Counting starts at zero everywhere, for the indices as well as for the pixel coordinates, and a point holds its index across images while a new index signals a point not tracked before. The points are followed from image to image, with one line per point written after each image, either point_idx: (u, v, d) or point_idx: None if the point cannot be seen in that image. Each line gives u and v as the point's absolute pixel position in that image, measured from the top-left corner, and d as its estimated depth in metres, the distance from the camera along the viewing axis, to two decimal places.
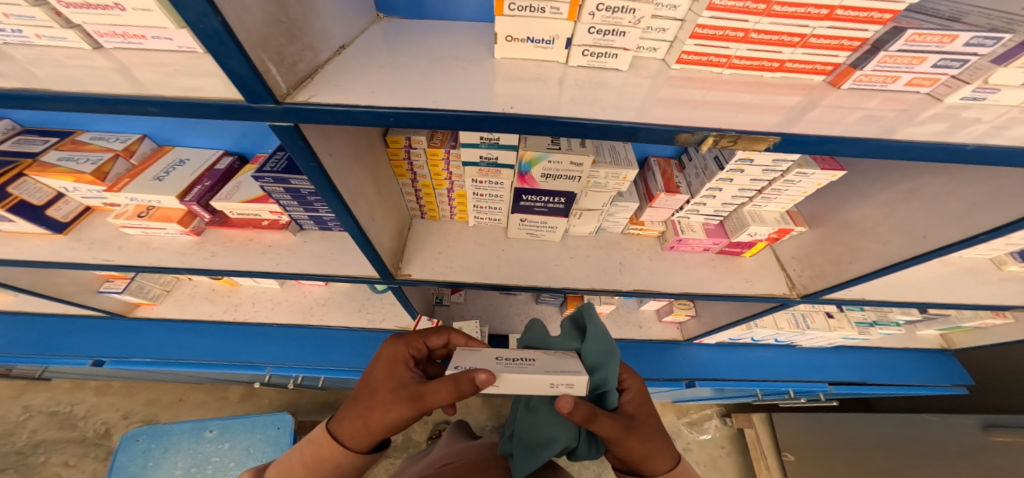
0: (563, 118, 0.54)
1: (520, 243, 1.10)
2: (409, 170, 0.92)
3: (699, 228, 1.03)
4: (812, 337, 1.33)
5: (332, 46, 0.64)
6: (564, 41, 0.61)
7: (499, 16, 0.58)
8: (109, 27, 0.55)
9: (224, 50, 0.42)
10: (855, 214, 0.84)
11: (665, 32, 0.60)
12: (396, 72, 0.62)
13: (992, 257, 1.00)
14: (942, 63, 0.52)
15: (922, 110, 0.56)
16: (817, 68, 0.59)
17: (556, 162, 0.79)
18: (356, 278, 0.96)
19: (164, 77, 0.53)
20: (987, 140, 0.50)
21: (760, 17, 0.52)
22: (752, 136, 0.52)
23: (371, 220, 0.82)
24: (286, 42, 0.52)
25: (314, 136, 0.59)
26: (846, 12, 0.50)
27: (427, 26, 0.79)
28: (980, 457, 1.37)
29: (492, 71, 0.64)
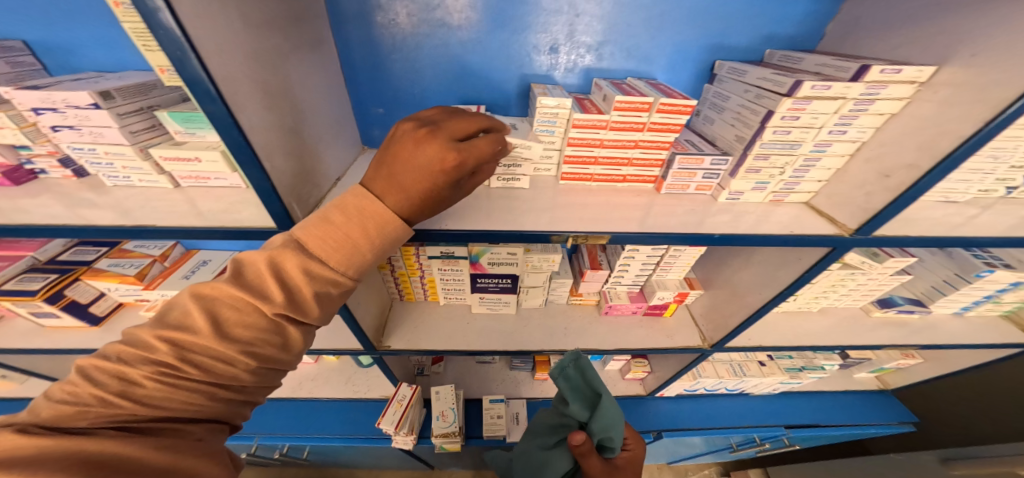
0: (479, 232, 0.78)
1: (483, 316, 1.31)
2: (389, 263, 1.15)
3: (624, 294, 1.26)
4: (754, 384, 1.47)
5: (330, 179, 0.90)
6: None
7: None
8: (189, 172, 0.82)
9: (268, 199, 0.67)
10: (729, 277, 1.09)
11: (551, 158, 0.92)
12: None
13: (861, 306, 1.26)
14: (707, 175, 0.86)
15: (716, 204, 0.88)
16: (646, 179, 0.91)
17: (497, 253, 1.04)
18: (344, 351, 1.15)
19: (218, 209, 0.80)
20: (753, 231, 0.78)
21: (598, 150, 0.85)
22: (594, 235, 0.77)
23: (356, 303, 1.03)
24: (305, 187, 0.77)
25: None
26: (647, 147, 0.84)
27: None
28: None
29: None
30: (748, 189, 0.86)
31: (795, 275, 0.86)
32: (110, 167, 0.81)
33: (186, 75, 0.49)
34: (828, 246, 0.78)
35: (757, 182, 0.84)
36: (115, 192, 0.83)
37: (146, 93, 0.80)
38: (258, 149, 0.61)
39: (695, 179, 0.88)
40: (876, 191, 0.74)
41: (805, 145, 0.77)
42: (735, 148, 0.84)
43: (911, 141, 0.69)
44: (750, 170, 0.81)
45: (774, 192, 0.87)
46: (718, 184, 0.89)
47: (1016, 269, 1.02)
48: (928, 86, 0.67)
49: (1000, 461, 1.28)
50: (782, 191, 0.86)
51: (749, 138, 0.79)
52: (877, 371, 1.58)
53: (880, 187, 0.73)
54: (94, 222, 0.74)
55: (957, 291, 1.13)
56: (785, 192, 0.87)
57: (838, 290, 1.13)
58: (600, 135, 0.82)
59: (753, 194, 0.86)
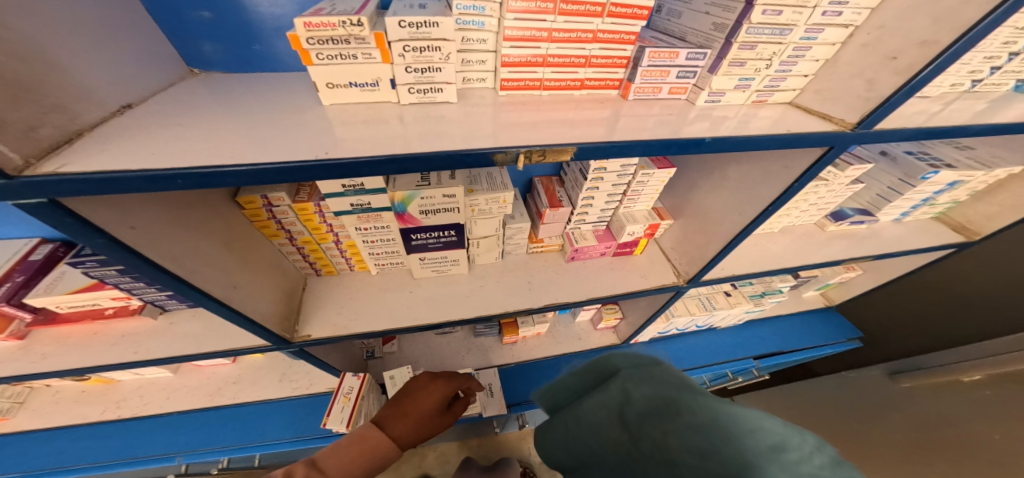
0: (373, 157, 0.51)
1: (429, 282, 1.10)
2: (281, 229, 0.82)
3: (591, 235, 1.11)
4: (722, 317, 1.44)
5: (108, 108, 0.49)
6: (388, 83, 0.60)
7: (309, 66, 0.54)
8: None
9: None
10: (703, 202, 0.95)
11: (485, 63, 0.66)
12: (222, 121, 0.53)
13: (814, 221, 1.14)
14: (682, 74, 0.66)
15: (695, 110, 0.68)
16: (609, 83, 0.70)
17: (427, 198, 0.80)
18: (232, 352, 0.80)
19: None
20: (738, 133, 0.61)
21: (547, 44, 0.61)
22: (555, 148, 0.56)
23: (232, 287, 0.68)
24: (11, 109, 0.37)
25: (98, 207, 0.45)
26: (607, 36, 0.62)
27: (249, 79, 0.69)
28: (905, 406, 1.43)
29: (322, 119, 0.58)
30: (730, 90, 0.66)
31: (783, 187, 0.72)
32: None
33: None
34: (826, 145, 0.62)
35: (740, 79, 0.65)
36: None
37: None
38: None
39: (668, 80, 0.68)
40: (879, 77, 0.57)
41: (797, 30, 0.58)
42: (712, 41, 0.64)
43: (923, 11, 0.51)
44: (733, 63, 0.62)
45: (758, 91, 0.67)
46: (695, 85, 0.69)
47: (956, 168, 0.93)
48: None
49: (945, 370, 1.38)
50: (766, 89, 0.67)
51: (732, 23, 0.59)
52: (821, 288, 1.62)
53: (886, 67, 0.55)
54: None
55: (901, 197, 1.03)
56: (769, 92, 0.68)
57: (811, 209, 1.05)
58: (548, 23, 0.59)
59: (735, 95, 0.67)
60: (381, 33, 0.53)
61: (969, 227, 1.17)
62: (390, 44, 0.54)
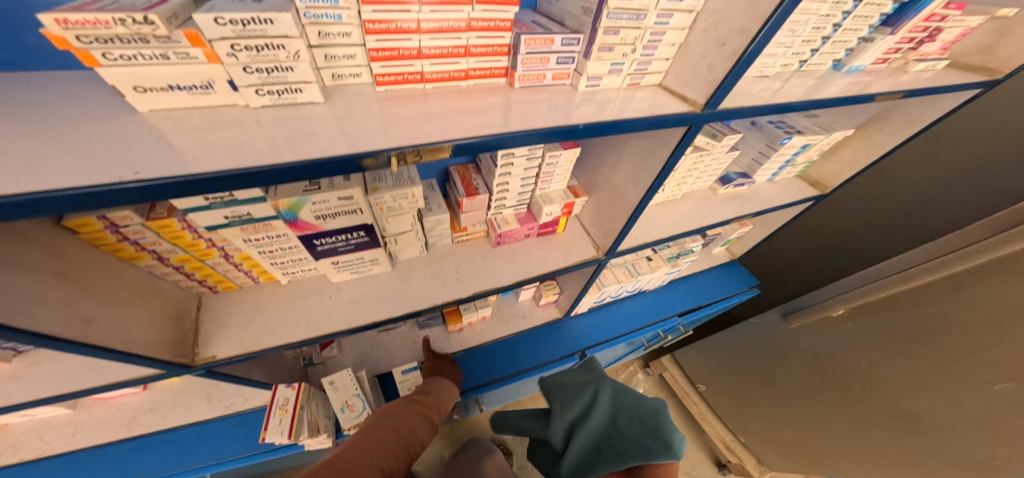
0: (215, 174, 0.47)
1: (351, 283, 1.07)
2: (143, 251, 0.74)
3: (513, 218, 1.14)
4: (647, 281, 1.56)
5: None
6: (227, 84, 0.54)
7: (97, 67, 0.46)
8: None
9: None
10: (609, 178, 1.01)
11: (354, 57, 0.61)
12: (10, 140, 0.45)
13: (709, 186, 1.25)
14: (560, 59, 0.66)
15: (577, 94, 0.70)
16: (495, 72, 0.68)
17: (321, 202, 0.77)
18: (109, 386, 0.72)
19: None
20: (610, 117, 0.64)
21: (418, 34, 0.59)
22: (430, 147, 0.55)
23: (85, 324, 0.61)
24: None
25: None
26: (481, 24, 0.60)
27: (54, 80, 0.58)
28: (798, 344, 1.70)
29: (152, 127, 0.51)
30: (606, 73, 0.68)
31: (663, 161, 0.78)
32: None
33: None
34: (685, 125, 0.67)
35: (612, 64, 0.67)
36: None
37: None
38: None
39: (550, 66, 0.68)
40: (715, 62, 0.62)
41: (650, 14, 0.61)
42: (583, 25, 0.65)
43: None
44: (602, 49, 0.63)
45: (630, 74, 0.70)
46: (576, 69, 0.70)
47: (806, 134, 1.06)
48: None
49: (818, 308, 1.62)
50: (636, 73, 0.70)
51: (596, 8, 0.61)
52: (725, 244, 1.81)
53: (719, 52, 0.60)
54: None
55: (769, 161, 1.15)
56: (640, 74, 0.71)
57: (705, 175, 1.14)
58: (414, 14, 0.56)
59: (612, 79, 0.69)
60: (195, 33, 0.47)
61: (821, 183, 1.36)
62: (211, 42, 0.48)
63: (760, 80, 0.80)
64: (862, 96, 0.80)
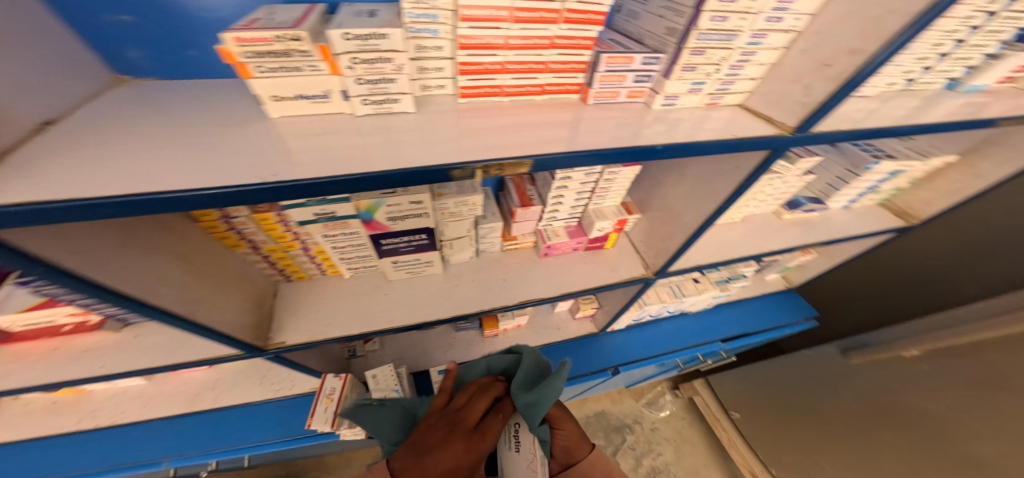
0: (326, 181, 0.51)
1: (403, 283, 1.11)
2: (242, 239, 0.80)
3: (562, 231, 1.14)
4: (692, 303, 1.50)
5: (26, 125, 0.47)
6: (340, 94, 0.59)
7: (249, 79, 0.53)
8: None
9: None
10: (665, 197, 0.99)
11: (442, 70, 0.65)
12: (151, 140, 0.51)
13: (772, 209, 1.19)
14: (638, 79, 0.65)
15: (652, 114, 0.68)
16: (569, 88, 0.69)
17: (395, 205, 0.81)
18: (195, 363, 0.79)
19: None
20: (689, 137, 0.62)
21: (504, 51, 0.60)
22: (512, 161, 0.56)
23: (194, 303, 0.68)
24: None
25: (24, 236, 0.43)
26: (564, 41, 0.60)
27: (191, 86, 0.66)
28: (854, 381, 1.58)
29: (277, 134, 0.57)
30: (683, 92, 0.67)
31: (733, 186, 0.76)
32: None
33: None
34: (768, 149, 0.65)
35: (692, 83, 0.66)
36: None
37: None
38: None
39: (626, 84, 0.67)
40: (814, 83, 0.60)
41: (742, 35, 0.60)
42: (666, 45, 0.64)
43: (853, 20, 0.54)
44: (684, 69, 0.62)
45: (709, 94, 0.69)
46: (652, 88, 0.69)
47: (896, 159, 1.00)
48: None
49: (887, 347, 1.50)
50: (716, 93, 0.69)
51: (682, 29, 0.59)
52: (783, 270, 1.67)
53: (819, 74, 0.59)
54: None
55: (848, 187, 1.09)
56: (721, 94, 0.69)
57: (770, 199, 1.08)
58: (502, 31, 0.57)
59: (689, 99, 0.68)
60: (326, 47, 0.52)
61: (909, 212, 1.27)
62: (339, 57, 0.53)
63: (853, 100, 0.76)
64: (976, 120, 0.74)
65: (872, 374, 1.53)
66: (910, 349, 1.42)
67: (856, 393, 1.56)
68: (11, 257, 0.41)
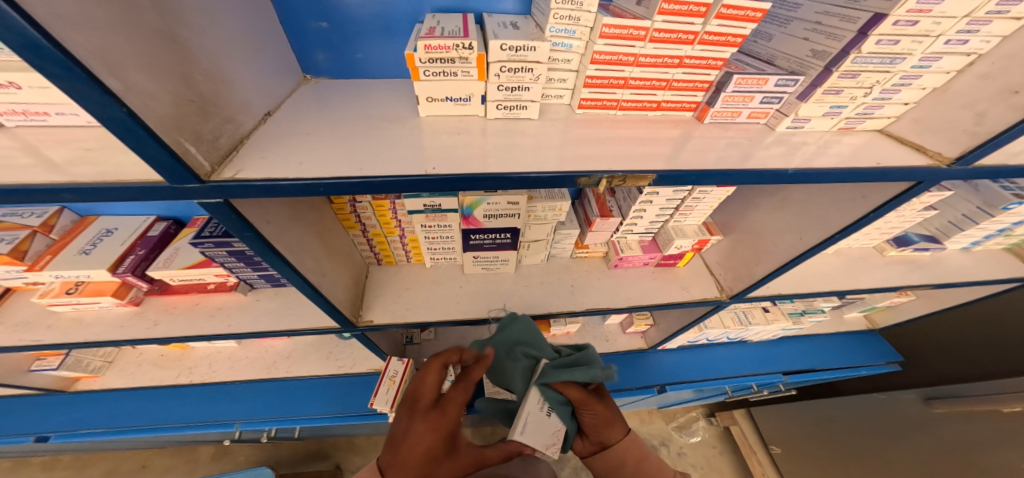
0: (477, 175, 0.60)
1: (477, 278, 1.16)
2: (358, 222, 0.96)
3: (636, 245, 1.12)
4: (757, 332, 1.44)
5: (256, 116, 0.62)
6: (479, 98, 0.70)
7: (417, 80, 0.65)
8: (9, 105, 0.54)
9: (135, 138, 0.41)
10: (754, 221, 0.96)
11: (566, 81, 0.70)
12: (326, 135, 0.64)
13: (875, 245, 1.12)
14: (765, 99, 0.64)
15: (774, 135, 0.67)
16: (685, 106, 0.69)
17: (494, 203, 0.87)
18: (309, 332, 0.95)
19: (77, 157, 0.50)
20: (820, 160, 0.60)
21: (631, 67, 0.62)
22: (637, 175, 0.59)
23: (320, 275, 0.83)
24: (204, 121, 0.50)
25: (248, 207, 0.58)
26: (692, 61, 0.61)
27: (359, 86, 0.80)
28: (933, 432, 1.47)
29: (418, 128, 0.70)
30: (817, 116, 0.65)
31: (856, 216, 0.71)
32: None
33: None
34: (914, 180, 0.61)
35: (832, 107, 0.63)
36: None
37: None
38: (85, 57, 0.35)
39: (749, 105, 0.66)
40: (992, 110, 0.57)
41: (910, 58, 0.57)
42: (808, 68, 0.62)
43: None
44: (828, 91, 0.60)
45: (848, 118, 0.66)
46: (778, 109, 0.67)
47: None
48: None
49: (981, 400, 1.35)
50: (857, 117, 0.66)
51: (836, 52, 0.58)
52: (869, 309, 1.51)
53: (1002, 100, 0.56)
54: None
55: (974, 227, 0.98)
56: (860, 119, 0.67)
57: (874, 233, 1.01)
58: (636, 49, 0.59)
59: (823, 122, 0.65)
60: (483, 55, 0.62)
61: None
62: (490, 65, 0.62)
63: None
64: None
65: (955, 426, 1.41)
66: (1013, 404, 1.25)
67: (934, 445, 1.45)
68: (240, 227, 0.57)
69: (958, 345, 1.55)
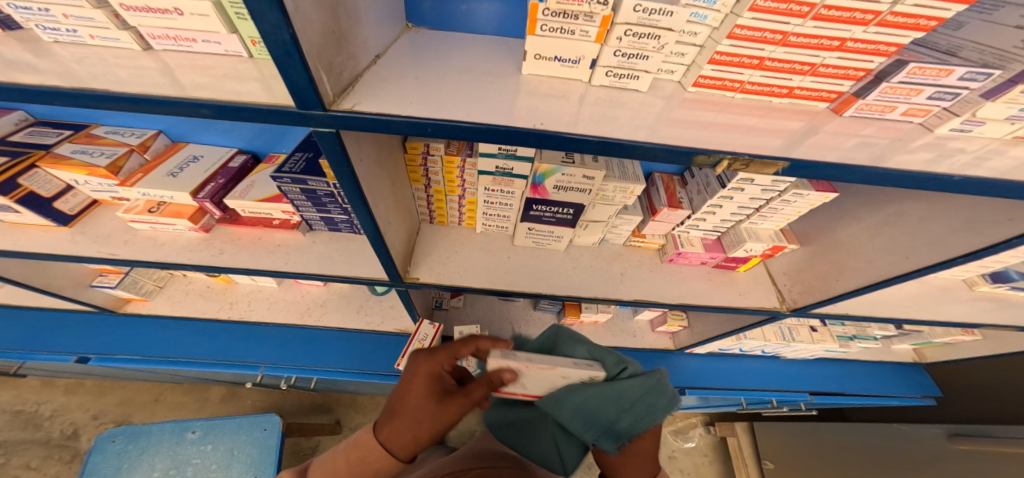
0: (590, 136, 0.58)
1: (526, 251, 1.14)
2: (424, 176, 0.95)
3: (698, 242, 1.08)
4: (795, 349, 1.40)
5: (369, 57, 0.66)
6: (588, 61, 0.65)
7: (531, 35, 0.62)
8: (163, 30, 0.59)
9: (288, 60, 0.45)
10: (844, 234, 0.92)
11: (683, 56, 0.65)
12: (421, 82, 0.65)
13: (965, 278, 1.05)
14: (936, 95, 0.57)
15: (920, 140, 0.61)
16: (822, 96, 0.63)
17: (569, 175, 0.84)
18: (364, 280, 0.95)
19: (209, 82, 0.56)
20: (970, 171, 0.54)
21: (775, 46, 0.57)
22: (765, 160, 0.57)
23: (387, 223, 0.84)
24: (336, 53, 0.55)
25: (350, 142, 0.62)
26: (856, 45, 0.54)
27: (451, 39, 0.82)
28: (944, 464, 1.49)
29: (516, 87, 0.68)
30: (996, 119, 0.57)
31: (991, 240, 0.64)
32: (47, 15, 0.58)
33: None
34: None
35: (1022, 110, 0.54)
36: (53, 49, 0.60)
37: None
38: None
39: (910, 100, 0.59)
40: None
41: None
42: (1012, 61, 0.53)
43: None
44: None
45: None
46: (945, 108, 0.60)
47: None
48: None
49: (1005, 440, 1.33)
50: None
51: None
52: (921, 343, 1.46)
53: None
54: (17, 81, 0.52)
55: None
56: None
57: (971, 265, 0.93)
58: (789, 27, 0.54)
59: (999, 127, 0.58)
60: (609, 16, 0.58)
61: None
62: (614, 28, 0.58)
63: None
64: None
65: (969, 464, 1.42)
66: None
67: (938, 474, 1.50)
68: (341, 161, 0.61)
69: (1001, 390, 1.50)
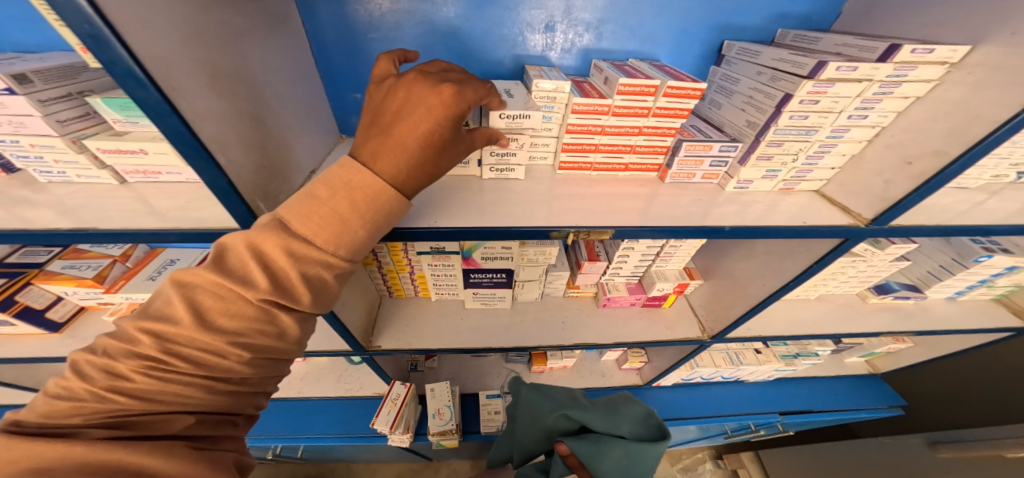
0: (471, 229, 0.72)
1: (477, 312, 1.26)
2: (375, 259, 1.10)
3: (623, 286, 1.21)
4: (750, 372, 1.48)
5: (304, 173, 0.83)
6: (475, 161, 0.84)
7: None
8: (134, 167, 0.77)
9: (228, 198, 0.60)
10: (731, 266, 1.07)
11: (548, 146, 0.85)
12: None
13: (858, 292, 1.22)
14: (714, 162, 0.81)
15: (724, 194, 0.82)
16: (649, 166, 0.86)
17: (490, 247, 0.99)
18: (332, 353, 1.10)
19: (175, 207, 0.74)
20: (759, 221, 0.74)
21: (599, 136, 0.79)
22: (597, 231, 0.72)
23: (341, 305, 0.97)
24: (272, 182, 0.70)
25: None
26: (650, 133, 0.78)
27: None
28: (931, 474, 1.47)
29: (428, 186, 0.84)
30: (757, 178, 0.82)
31: (804, 265, 0.84)
32: (41, 161, 0.75)
33: (100, 55, 0.40)
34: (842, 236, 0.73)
35: (767, 171, 0.80)
36: (51, 189, 0.78)
37: (74, 77, 0.75)
38: (208, 142, 0.53)
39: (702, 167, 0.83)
40: (897, 179, 0.71)
41: (822, 131, 0.73)
42: (745, 135, 0.80)
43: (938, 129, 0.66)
44: (761, 157, 0.77)
45: (784, 180, 0.83)
46: (726, 172, 0.84)
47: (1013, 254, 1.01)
48: (961, 68, 0.62)
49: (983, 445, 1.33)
50: (792, 180, 0.83)
51: (761, 125, 0.75)
52: (867, 354, 1.54)
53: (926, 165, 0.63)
54: (29, 219, 0.69)
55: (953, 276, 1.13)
56: (795, 181, 0.83)
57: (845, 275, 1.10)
58: (601, 121, 0.76)
59: (762, 183, 0.82)
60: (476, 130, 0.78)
61: None
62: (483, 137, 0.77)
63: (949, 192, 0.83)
64: None
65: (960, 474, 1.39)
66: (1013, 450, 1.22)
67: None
68: None
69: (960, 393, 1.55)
